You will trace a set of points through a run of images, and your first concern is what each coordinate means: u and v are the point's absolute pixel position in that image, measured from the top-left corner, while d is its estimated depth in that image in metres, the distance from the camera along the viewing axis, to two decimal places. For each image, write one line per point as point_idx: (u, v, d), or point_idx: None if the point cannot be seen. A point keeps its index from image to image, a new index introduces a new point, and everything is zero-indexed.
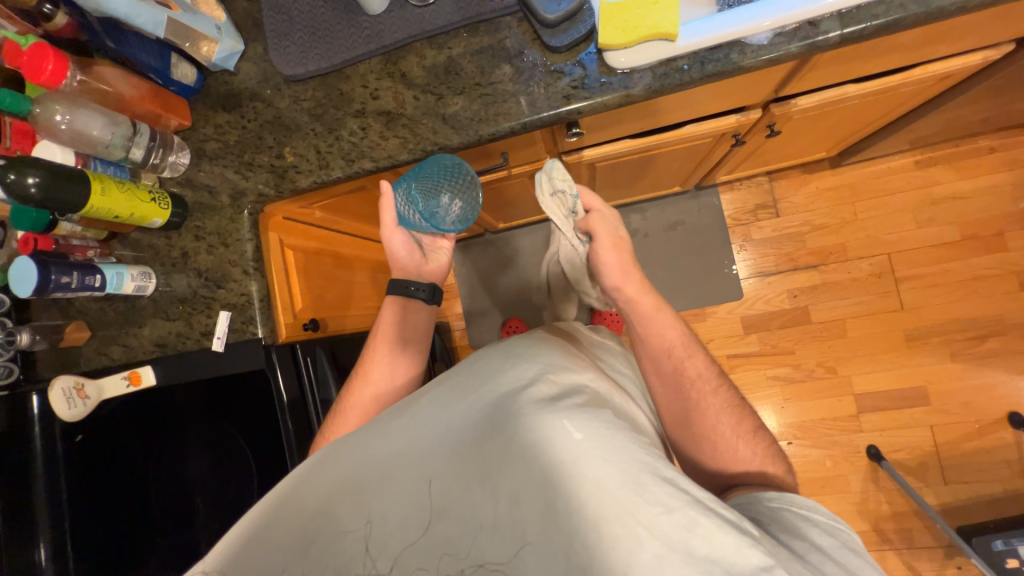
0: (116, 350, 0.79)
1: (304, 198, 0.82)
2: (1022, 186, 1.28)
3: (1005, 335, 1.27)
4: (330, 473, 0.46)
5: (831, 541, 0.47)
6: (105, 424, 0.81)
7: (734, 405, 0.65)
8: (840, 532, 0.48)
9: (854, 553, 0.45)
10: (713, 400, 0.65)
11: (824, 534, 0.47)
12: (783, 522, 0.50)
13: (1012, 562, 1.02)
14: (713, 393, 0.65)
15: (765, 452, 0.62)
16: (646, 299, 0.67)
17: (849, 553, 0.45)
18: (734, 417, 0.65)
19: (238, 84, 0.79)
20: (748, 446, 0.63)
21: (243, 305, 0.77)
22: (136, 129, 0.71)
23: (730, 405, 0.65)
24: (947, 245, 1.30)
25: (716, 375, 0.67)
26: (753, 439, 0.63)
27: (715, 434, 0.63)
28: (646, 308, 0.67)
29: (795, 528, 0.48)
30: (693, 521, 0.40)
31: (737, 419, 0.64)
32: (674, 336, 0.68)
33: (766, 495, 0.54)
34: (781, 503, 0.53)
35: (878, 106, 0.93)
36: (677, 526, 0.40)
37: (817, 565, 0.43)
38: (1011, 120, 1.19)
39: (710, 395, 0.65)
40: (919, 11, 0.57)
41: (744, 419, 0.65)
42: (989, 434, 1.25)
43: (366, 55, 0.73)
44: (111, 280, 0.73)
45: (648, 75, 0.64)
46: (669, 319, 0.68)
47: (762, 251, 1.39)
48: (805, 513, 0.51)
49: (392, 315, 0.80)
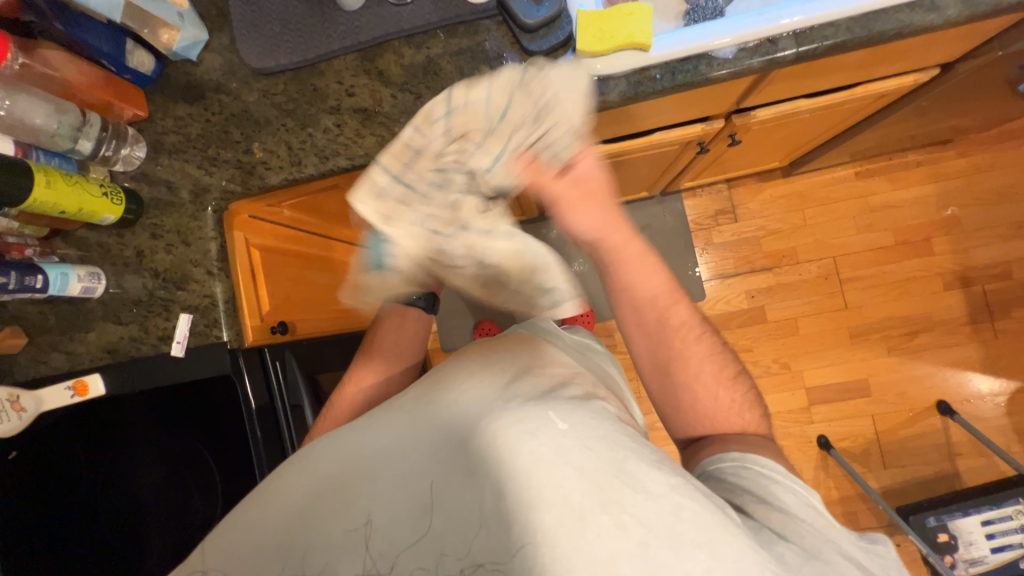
0: (57, 357, 0.73)
1: (272, 196, 0.79)
2: (946, 197, 1.42)
3: (934, 330, 1.39)
4: (319, 472, 0.47)
5: (796, 500, 0.50)
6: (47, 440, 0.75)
7: (716, 353, 0.63)
8: (798, 487, 0.51)
9: (814, 510, 0.49)
10: (696, 349, 0.62)
11: (787, 493, 0.50)
12: (752, 486, 0.51)
13: (943, 536, 1.12)
14: (697, 340, 0.62)
15: (742, 399, 0.62)
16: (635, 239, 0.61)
17: (809, 514, 0.48)
18: (717, 364, 0.62)
19: (201, 75, 0.75)
20: (729, 391, 0.62)
21: (207, 307, 0.73)
22: (86, 119, 0.66)
23: (713, 351, 0.63)
24: (884, 249, 1.42)
25: (700, 323, 0.63)
26: (734, 384, 0.62)
27: (697, 385, 0.61)
28: (627, 256, 0.61)
29: (760, 493, 0.50)
30: (678, 506, 0.42)
31: (719, 367, 0.62)
32: (654, 287, 0.62)
33: (730, 455, 0.55)
34: (743, 462, 0.54)
35: (826, 120, 1.00)
36: (664, 512, 0.41)
37: (790, 537, 0.46)
38: (935, 137, 1.32)
39: (692, 346, 0.62)
40: (863, 35, 0.63)
41: (727, 365, 0.63)
42: (921, 421, 1.37)
43: (341, 51, 0.71)
44: (54, 280, 0.67)
45: (623, 82, 0.66)
46: (651, 267, 0.62)
47: (722, 254, 1.47)
48: (763, 464, 0.53)
49: (392, 324, 0.80)
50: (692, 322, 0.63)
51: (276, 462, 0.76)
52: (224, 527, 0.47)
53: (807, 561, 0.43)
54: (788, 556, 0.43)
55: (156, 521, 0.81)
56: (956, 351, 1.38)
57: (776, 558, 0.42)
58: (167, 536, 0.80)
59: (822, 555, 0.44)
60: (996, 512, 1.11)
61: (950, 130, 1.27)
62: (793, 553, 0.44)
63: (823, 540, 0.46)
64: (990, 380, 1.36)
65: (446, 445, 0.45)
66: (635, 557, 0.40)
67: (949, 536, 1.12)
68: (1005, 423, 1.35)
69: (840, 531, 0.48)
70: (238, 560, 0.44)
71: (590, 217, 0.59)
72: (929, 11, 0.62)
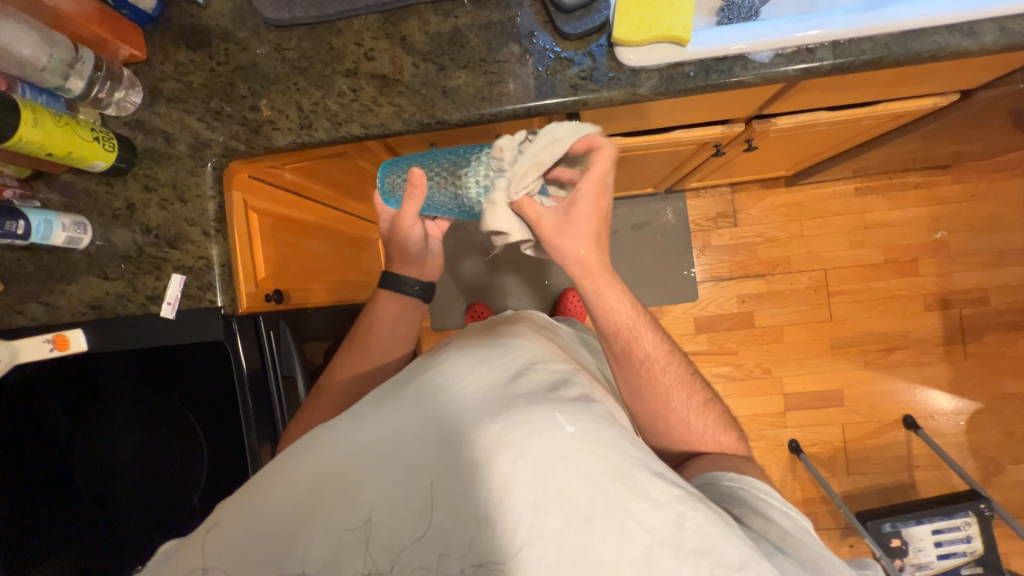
0: (34, 308, 0.69)
1: (276, 157, 0.75)
2: (937, 221, 1.45)
3: (910, 348, 1.45)
4: (314, 463, 0.44)
5: (789, 522, 0.50)
6: (25, 389, 0.71)
7: (687, 378, 0.66)
8: (791, 512, 0.52)
9: (807, 535, 0.50)
10: (665, 381, 0.64)
11: (783, 516, 0.51)
12: (747, 504, 0.51)
13: (895, 541, 1.19)
14: (664, 370, 0.64)
15: (713, 423, 0.64)
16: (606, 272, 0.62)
17: (800, 536, 0.49)
18: (685, 392, 0.65)
19: (208, 20, 0.71)
20: (700, 418, 0.64)
21: (201, 270, 0.70)
22: (78, 55, 0.61)
23: (682, 379, 0.65)
24: (872, 266, 1.46)
25: (668, 350, 0.65)
26: (704, 411, 0.65)
27: (669, 414, 0.63)
28: (600, 282, 0.62)
29: (758, 511, 0.51)
30: (681, 515, 0.41)
31: (688, 393, 0.65)
32: (627, 315, 0.63)
33: (726, 475, 0.55)
34: (741, 483, 0.54)
35: (839, 134, 1.01)
36: (668, 520, 0.41)
37: (792, 553, 0.45)
38: (937, 161, 1.34)
39: (663, 375, 0.64)
40: (899, 53, 0.62)
41: (696, 393, 0.65)
42: (887, 433, 1.43)
43: (363, 10, 0.67)
44: (37, 228, 0.63)
45: (655, 76, 0.64)
46: (620, 292, 0.63)
47: (719, 257, 1.48)
48: (758, 487, 0.54)
49: (387, 311, 0.78)
50: (662, 348, 0.65)
51: (265, 431, 0.73)
52: (213, 519, 0.44)
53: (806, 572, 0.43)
54: (788, 567, 0.43)
55: (134, 489, 0.78)
56: (928, 369, 1.44)
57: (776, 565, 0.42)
58: (146, 505, 0.78)
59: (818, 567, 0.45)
60: (947, 522, 1.18)
61: (951, 156, 1.30)
62: (792, 564, 0.43)
63: (821, 562, 0.46)
64: (954, 399, 1.43)
65: (447, 440, 0.43)
66: (639, 564, 0.39)
67: (901, 541, 1.19)
68: (962, 441, 1.42)
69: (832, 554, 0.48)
70: (237, 560, 0.41)
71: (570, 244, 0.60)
72: (966, 37, 0.62)
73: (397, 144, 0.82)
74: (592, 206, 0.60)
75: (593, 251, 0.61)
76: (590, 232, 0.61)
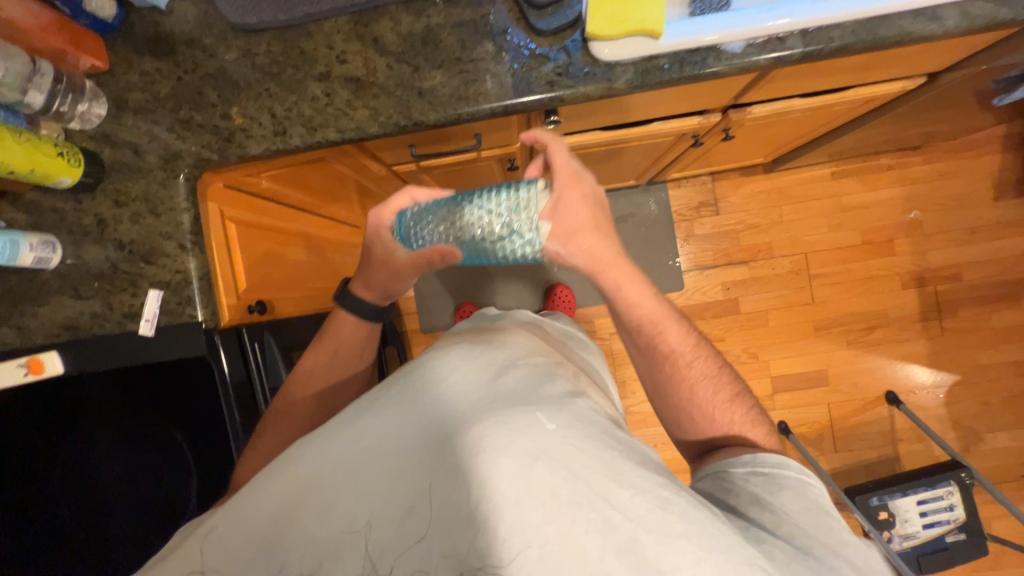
0: (5, 332, 0.66)
1: (251, 165, 0.74)
2: (911, 200, 1.49)
3: (889, 326, 1.48)
4: (296, 472, 0.43)
5: (801, 504, 0.49)
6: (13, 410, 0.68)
7: (713, 372, 0.63)
8: (806, 493, 0.50)
9: (823, 522, 0.47)
10: (692, 374, 0.62)
11: (793, 498, 0.49)
12: (752, 490, 0.51)
13: (882, 514, 1.23)
14: (691, 364, 0.62)
15: (743, 419, 0.60)
16: (614, 267, 0.60)
17: (807, 524, 0.47)
18: (712, 387, 0.62)
19: (172, 27, 0.69)
20: (728, 415, 0.61)
21: (179, 284, 0.68)
22: (36, 68, 0.59)
23: (708, 374, 0.62)
24: (851, 247, 1.49)
25: (694, 344, 0.63)
26: (732, 407, 0.61)
27: (692, 408, 0.61)
28: (611, 277, 0.60)
29: (763, 497, 0.50)
30: (666, 503, 0.41)
31: (714, 388, 0.62)
32: (648, 308, 0.62)
33: (741, 459, 0.55)
34: (754, 467, 0.53)
35: (814, 120, 1.02)
36: (652, 508, 0.40)
37: (785, 538, 0.45)
38: (908, 142, 1.38)
39: (687, 369, 0.62)
40: (867, 39, 0.63)
41: (722, 388, 0.62)
42: (871, 410, 1.47)
43: (333, 12, 0.66)
44: (3, 249, 0.60)
45: (631, 70, 0.65)
46: (636, 287, 0.61)
47: (703, 246, 1.50)
48: (778, 472, 0.52)
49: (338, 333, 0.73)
50: (686, 340, 0.63)
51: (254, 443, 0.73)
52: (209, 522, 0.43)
53: (799, 559, 0.42)
54: (778, 552, 0.42)
55: (122, 508, 0.75)
56: (907, 345, 1.48)
57: (765, 553, 0.41)
58: (136, 524, 0.75)
59: (816, 553, 0.43)
60: (930, 492, 1.22)
61: (921, 137, 1.33)
62: (785, 549, 0.43)
63: (828, 550, 0.44)
64: (933, 372, 1.47)
65: (430, 442, 0.42)
66: (624, 554, 0.38)
67: (888, 514, 1.23)
68: (942, 413, 1.47)
69: (845, 535, 0.47)
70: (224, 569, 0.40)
71: (574, 244, 0.58)
72: (930, 21, 0.63)
73: (375, 148, 0.81)
74: (580, 201, 0.58)
75: (601, 246, 0.59)
76: (589, 225, 0.58)
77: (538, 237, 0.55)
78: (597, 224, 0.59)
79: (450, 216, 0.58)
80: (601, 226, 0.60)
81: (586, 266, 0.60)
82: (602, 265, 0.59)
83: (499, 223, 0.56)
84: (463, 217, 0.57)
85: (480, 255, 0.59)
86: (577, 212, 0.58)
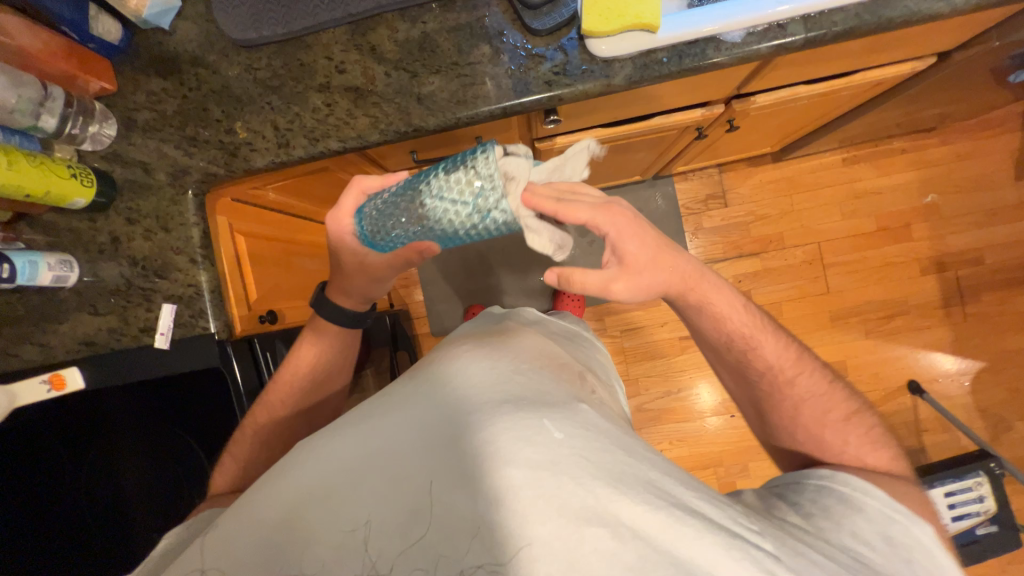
0: (29, 350, 0.68)
1: (256, 178, 0.75)
2: (926, 184, 1.45)
3: (909, 313, 1.44)
4: (302, 476, 0.42)
5: (873, 526, 0.49)
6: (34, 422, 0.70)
7: (821, 389, 0.62)
8: (887, 514, 0.49)
9: (899, 556, 0.46)
10: (801, 391, 0.61)
11: (868, 520, 0.49)
12: (823, 504, 0.52)
13: None
14: (797, 382, 0.62)
15: (860, 440, 0.59)
16: (703, 286, 0.58)
17: (878, 553, 0.46)
18: (823, 403, 0.61)
19: (175, 46, 0.71)
20: (846, 434, 0.59)
21: (192, 298, 0.70)
22: (48, 93, 0.61)
23: (817, 392, 0.62)
24: (866, 235, 1.46)
25: (795, 358, 0.63)
26: (850, 425, 0.60)
27: (796, 425, 0.62)
28: (700, 294, 0.58)
29: (830, 511, 0.50)
30: (677, 521, 0.40)
31: (826, 406, 0.61)
32: (741, 324, 0.61)
33: (817, 474, 0.56)
34: (830, 482, 0.54)
35: (822, 106, 1.00)
36: (661, 525, 0.39)
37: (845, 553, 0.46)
38: (922, 124, 1.34)
39: (791, 388, 0.61)
40: (871, 21, 0.62)
41: (836, 406, 0.61)
42: (894, 400, 1.43)
43: (330, 23, 0.67)
44: (23, 269, 0.62)
45: (629, 65, 0.64)
46: (728, 300, 0.61)
47: (712, 239, 1.48)
48: (859, 494, 0.52)
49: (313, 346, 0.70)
50: (785, 357, 0.62)
51: None
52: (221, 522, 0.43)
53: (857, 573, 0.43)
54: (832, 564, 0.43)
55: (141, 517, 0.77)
56: (929, 333, 1.44)
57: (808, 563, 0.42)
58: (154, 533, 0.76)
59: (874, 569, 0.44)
60: (958, 484, 1.19)
61: (936, 118, 1.29)
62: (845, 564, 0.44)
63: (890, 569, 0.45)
64: (957, 360, 1.43)
65: (437, 450, 0.41)
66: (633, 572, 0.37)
67: None
68: (968, 401, 1.42)
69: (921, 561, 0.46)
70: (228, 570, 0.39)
71: (647, 277, 0.54)
72: None
73: (378, 156, 0.82)
74: (630, 232, 0.53)
75: (679, 267, 0.56)
76: (652, 250, 0.54)
77: (510, 209, 0.48)
78: (659, 244, 0.55)
79: (412, 209, 0.50)
80: (664, 243, 0.56)
81: (673, 287, 0.57)
82: (687, 282, 0.56)
83: (465, 206, 0.48)
84: (425, 214, 0.49)
85: (455, 239, 0.52)
86: (632, 240, 0.53)
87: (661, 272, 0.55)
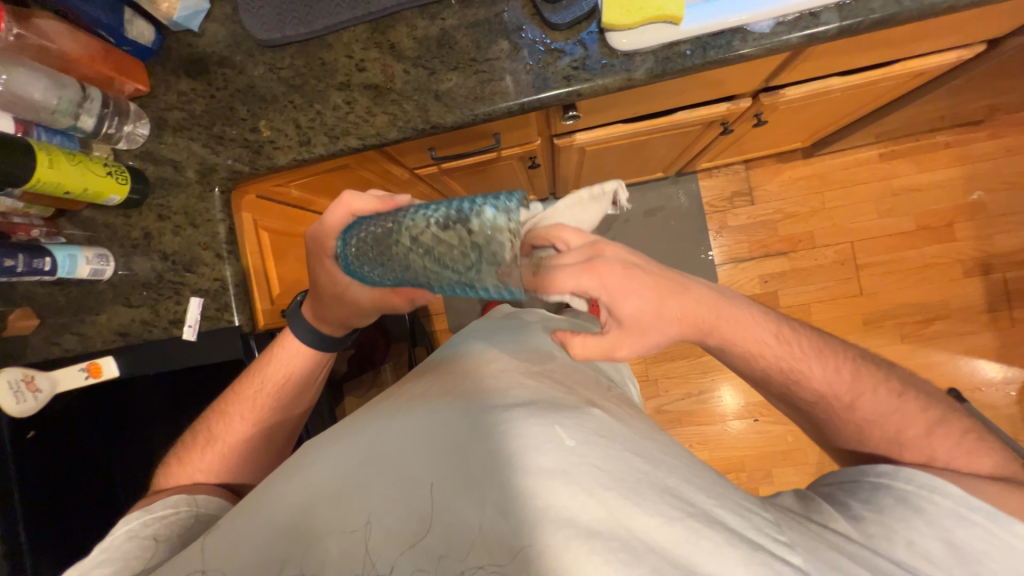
0: (69, 339, 0.72)
1: (279, 176, 0.77)
2: (972, 180, 1.37)
3: (950, 318, 1.37)
4: (316, 471, 0.43)
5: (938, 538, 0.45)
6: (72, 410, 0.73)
7: (893, 403, 0.52)
8: (952, 515, 0.46)
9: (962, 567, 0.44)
10: (869, 406, 0.52)
11: (927, 525, 0.46)
12: (879, 504, 0.48)
13: None
14: (863, 402, 0.52)
15: (948, 448, 0.50)
16: (726, 323, 0.49)
17: (938, 567, 0.44)
18: (897, 416, 0.52)
19: (204, 47, 0.73)
20: (925, 443, 0.51)
21: (218, 292, 0.72)
22: (86, 94, 0.64)
23: (883, 407, 0.52)
24: (903, 234, 1.38)
25: (850, 379, 0.52)
26: (930, 435, 0.51)
27: (859, 439, 0.54)
28: (725, 333, 0.49)
29: (889, 516, 0.47)
30: (694, 533, 0.38)
31: (896, 422, 0.52)
32: (779, 353, 0.51)
33: (877, 469, 0.51)
34: (894, 479, 0.49)
35: (856, 99, 0.95)
36: (676, 537, 0.38)
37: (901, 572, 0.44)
38: (967, 117, 1.26)
39: (850, 407, 0.52)
40: (913, 7, 0.58)
41: (911, 417, 0.52)
42: None
43: (351, 22, 0.68)
44: (63, 263, 0.65)
45: (651, 58, 0.62)
46: (755, 327, 0.50)
47: (737, 238, 1.44)
48: (926, 496, 0.47)
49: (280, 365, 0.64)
50: (838, 379, 0.52)
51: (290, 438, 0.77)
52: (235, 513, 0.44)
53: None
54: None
55: None
56: (972, 338, 1.36)
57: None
58: None
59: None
60: None
61: (982, 110, 1.22)
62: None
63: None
64: (1004, 368, 1.34)
65: (447, 454, 0.41)
66: None
67: None
68: (1016, 412, 1.32)
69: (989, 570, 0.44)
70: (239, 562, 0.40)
71: (649, 336, 0.45)
72: None
73: (398, 153, 0.83)
74: (624, 287, 0.43)
75: (694, 312, 0.46)
76: (654, 303, 0.44)
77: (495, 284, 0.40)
78: (664, 290, 0.45)
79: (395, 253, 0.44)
80: (674, 285, 0.45)
81: (690, 331, 0.48)
82: (706, 324, 0.47)
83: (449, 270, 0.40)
84: (409, 260, 0.43)
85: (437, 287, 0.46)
86: (631, 294, 0.43)
87: (669, 325, 0.45)
